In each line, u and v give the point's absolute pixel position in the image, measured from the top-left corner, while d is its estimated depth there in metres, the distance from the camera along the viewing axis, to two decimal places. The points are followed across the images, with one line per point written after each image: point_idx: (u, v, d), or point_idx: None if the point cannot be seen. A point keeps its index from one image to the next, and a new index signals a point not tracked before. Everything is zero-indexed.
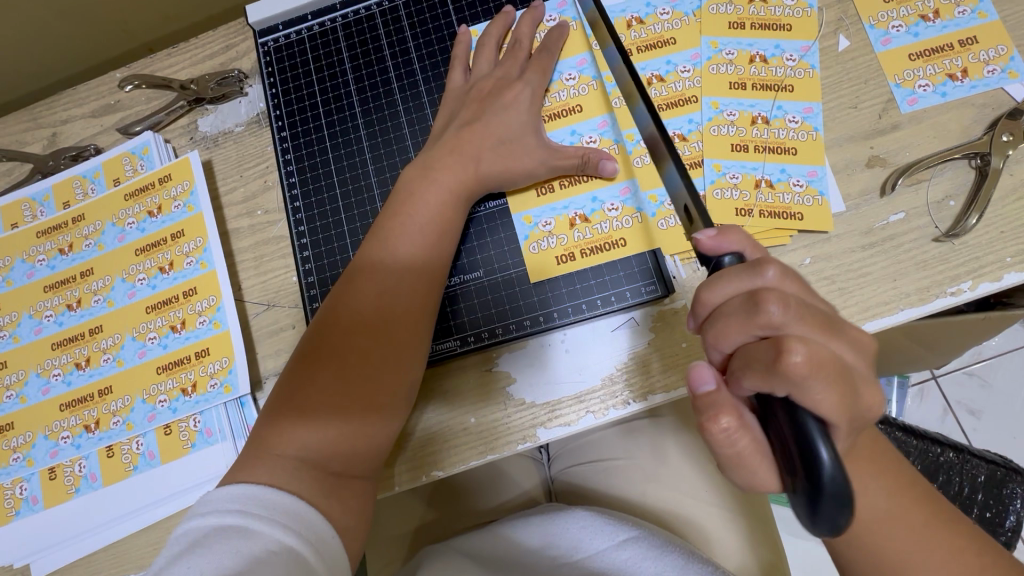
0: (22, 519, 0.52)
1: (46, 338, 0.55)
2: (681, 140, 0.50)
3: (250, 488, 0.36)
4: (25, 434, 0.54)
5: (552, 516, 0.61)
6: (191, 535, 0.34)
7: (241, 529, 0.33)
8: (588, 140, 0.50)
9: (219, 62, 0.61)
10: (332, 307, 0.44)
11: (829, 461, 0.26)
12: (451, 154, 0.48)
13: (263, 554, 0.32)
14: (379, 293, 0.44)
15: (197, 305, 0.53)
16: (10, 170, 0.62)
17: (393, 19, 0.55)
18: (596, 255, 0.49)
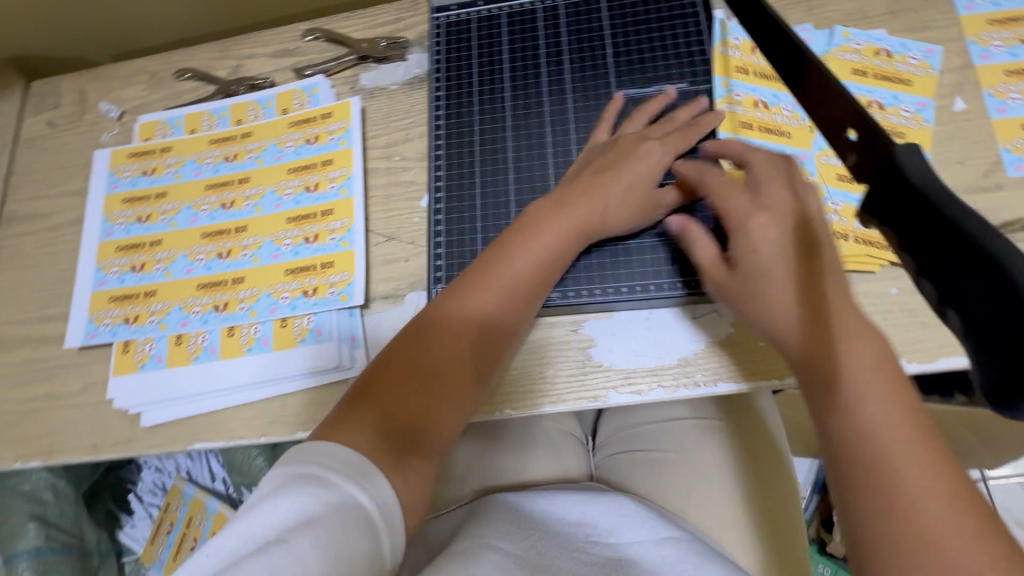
0: (144, 372, 0.60)
1: (198, 226, 0.64)
2: (794, 165, 0.53)
3: (329, 450, 0.38)
4: (162, 302, 0.62)
5: (589, 497, 0.63)
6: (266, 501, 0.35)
7: (313, 484, 0.35)
8: (793, 160, 0.53)
9: (388, 29, 0.70)
10: (396, 341, 0.46)
11: None
12: (582, 196, 0.51)
13: (330, 508, 0.35)
14: (446, 337, 0.46)
15: (330, 224, 0.61)
16: (196, 88, 0.73)
17: (552, 14, 0.61)
18: None
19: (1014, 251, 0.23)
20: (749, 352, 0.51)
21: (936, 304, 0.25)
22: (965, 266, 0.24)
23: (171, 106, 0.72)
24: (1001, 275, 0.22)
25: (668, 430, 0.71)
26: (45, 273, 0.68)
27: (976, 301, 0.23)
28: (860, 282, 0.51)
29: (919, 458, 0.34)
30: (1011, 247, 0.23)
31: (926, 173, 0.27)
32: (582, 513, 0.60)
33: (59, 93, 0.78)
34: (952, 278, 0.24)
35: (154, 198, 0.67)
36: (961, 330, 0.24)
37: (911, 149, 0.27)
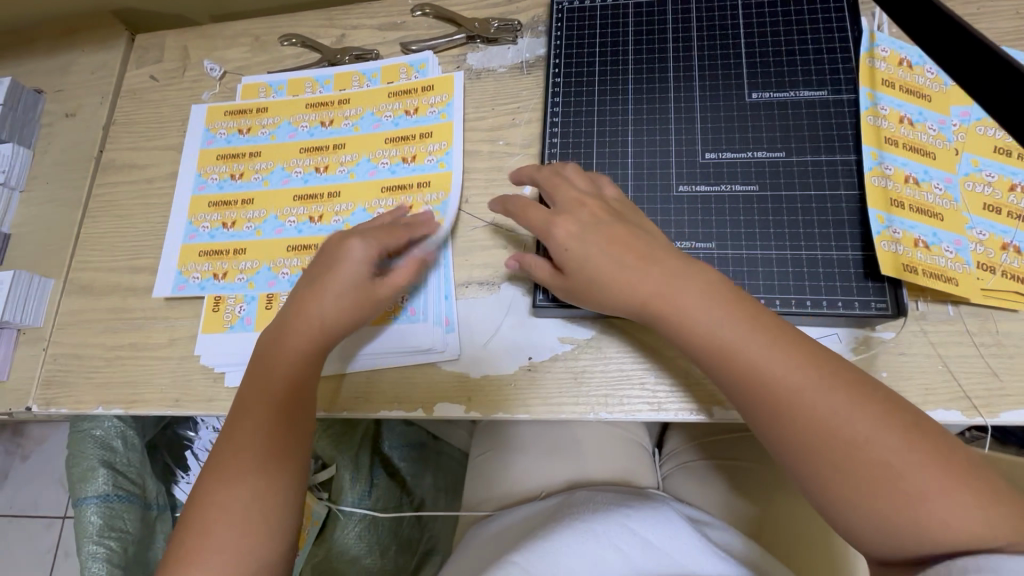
0: (232, 332, 0.60)
1: (295, 190, 0.64)
2: (941, 190, 0.49)
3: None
4: (251, 262, 0.62)
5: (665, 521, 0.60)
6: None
7: None
8: (935, 184, 0.50)
9: (500, 11, 0.68)
10: (255, 368, 0.52)
11: None
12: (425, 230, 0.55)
13: None
14: (246, 426, 0.48)
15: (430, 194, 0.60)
16: (300, 54, 0.73)
17: (684, 8, 0.58)
18: (936, 282, 0.47)
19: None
20: None
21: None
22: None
23: (274, 70, 0.72)
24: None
25: (740, 443, 0.74)
26: (139, 223, 0.69)
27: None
28: (1001, 320, 0.47)
29: (861, 423, 0.37)
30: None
31: None
32: (643, 537, 0.58)
33: (162, 48, 0.78)
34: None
35: (251, 159, 0.67)
36: None
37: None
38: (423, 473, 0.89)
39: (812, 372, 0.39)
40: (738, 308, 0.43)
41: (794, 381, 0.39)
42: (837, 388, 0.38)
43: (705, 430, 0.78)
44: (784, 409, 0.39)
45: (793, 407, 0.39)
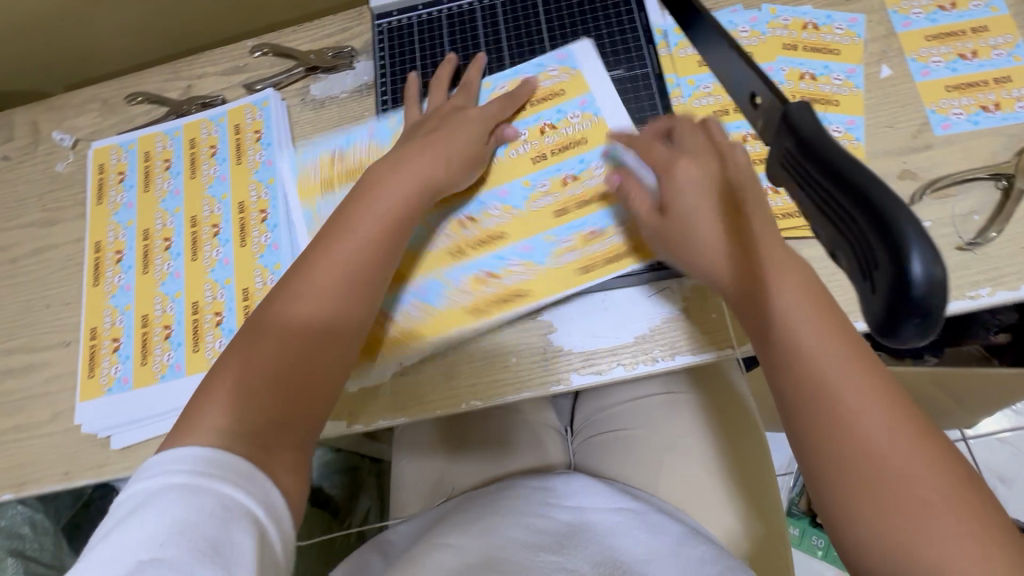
0: (111, 395, 0.60)
1: (158, 242, 0.65)
2: (752, 139, 0.55)
3: (202, 455, 0.40)
4: (116, 319, 0.62)
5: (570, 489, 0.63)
6: (133, 494, 0.38)
7: (197, 489, 0.38)
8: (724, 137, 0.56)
9: (336, 40, 0.71)
10: (294, 309, 0.49)
11: (921, 267, 0.21)
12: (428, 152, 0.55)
13: (219, 510, 0.37)
14: (299, 306, 0.49)
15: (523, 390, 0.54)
16: (150, 110, 0.73)
17: (490, 16, 0.65)
18: (787, 221, 0.52)
19: (891, 193, 0.23)
20: (703, 324, 0.52)
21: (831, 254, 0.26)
22: (842, 201, 0.24)
23: (125, 130, 0.73)
24: (872, 212, 0.23)
25: (648, 406, 0.72)
26: (9, 304, 0.68)
27: (857, 236, 0.23)
28: (804, 247, 0.52)
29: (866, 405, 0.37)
30: (880, 182, 0.23)
31: (816, 124, 0.27)
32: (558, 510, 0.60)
33: (12, 125, 0.77)
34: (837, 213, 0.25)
35: (110, 222, 0.67)
36: (850, 267, 0.24)
37: (802, 107, 0.28)
38: (360, 495, 0.91)
39: (837, 341, 0.40)
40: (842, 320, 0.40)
41: (879, 428, 0.37)
42: (844, 351, 0.39)
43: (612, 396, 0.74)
44: (819, 393, 0.39)
45: (828, 397, 0.38)
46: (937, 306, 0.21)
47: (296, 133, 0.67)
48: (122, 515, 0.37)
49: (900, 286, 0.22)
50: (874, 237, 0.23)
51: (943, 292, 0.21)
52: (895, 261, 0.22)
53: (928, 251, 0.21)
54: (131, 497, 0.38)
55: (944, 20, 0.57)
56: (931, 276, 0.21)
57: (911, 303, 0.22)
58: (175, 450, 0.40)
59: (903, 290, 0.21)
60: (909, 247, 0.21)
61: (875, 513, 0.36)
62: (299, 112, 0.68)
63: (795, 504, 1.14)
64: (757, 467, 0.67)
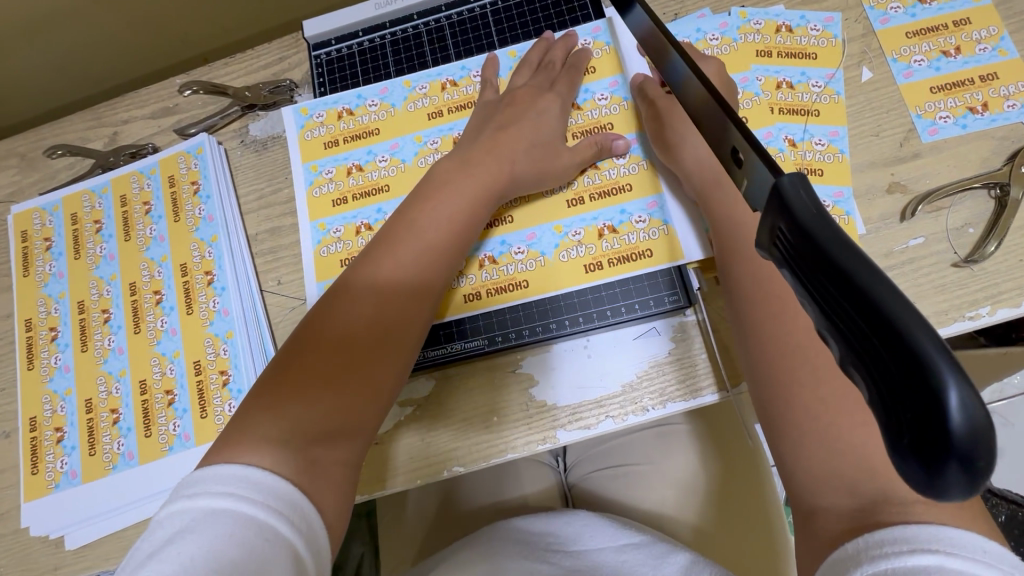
0: (60, 492, 0.54)
1: (95, 315, 0.59)
2: None
3: (240, 469, 0.34)
4: (57, 407, 0.57)
5: (565, 524, 0.62)
6: (172, 517, 0.33)
7: (236, 514, 0.32)
8: None
9: (272, 72, 0.65)
10: (357, 294, 0.44)
11: (961, 408, 0.17)
12: (487, 155, 0.50)
13: (258, 543, 0.31)
14: (361, 302, 0.44)
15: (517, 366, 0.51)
16: (74, 164, 0.66)
17: (438, 38, 0.59)
18: None
19: (914, 310, 0.19)
20: (694, 366, 0.49)
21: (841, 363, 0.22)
22: (855, 313, 0.20)
23: (48, 189, 0.66)
24: (894, 335, 0.19)
25: (642, 441, 0.69)
26: None
27: (876, 358, 0.19)
28: None
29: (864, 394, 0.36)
30: (899, 294, 0.20)
31: (815, 205, 0.23)
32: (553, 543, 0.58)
33: None
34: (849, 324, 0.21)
35: (40, 296, 0.61)
36: (867, 389, 0.20)
37: (796, 179, 0.23)
38: (350, 542, 0.86)
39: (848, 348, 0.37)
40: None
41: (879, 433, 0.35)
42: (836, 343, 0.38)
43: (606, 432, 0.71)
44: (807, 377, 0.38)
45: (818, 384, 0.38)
46: (983, 463, 0.18)
47: (238, 181, 0.61)
48: (156, 542, 0.32)
49: (938, 432, 0.18)
50: (899, 365, 0.19)
51: (988, 437, 0.18)
52: (928, 396, 0.18)
53: (966, 389, 0.18)
54: (168, 521, 0.33)
55: (923, 14, 0.53)
56: (973, 421, 0.17)
57: (949, 451, 0.18)
58: (213, 468, 0.34)
59: (940, 437, 0.18)
60: (945, 384, 0.18)
61: (849, 477, 0.35)
62: (239, 156, 0.62)
63: None
64: (762, 497, 0.64)
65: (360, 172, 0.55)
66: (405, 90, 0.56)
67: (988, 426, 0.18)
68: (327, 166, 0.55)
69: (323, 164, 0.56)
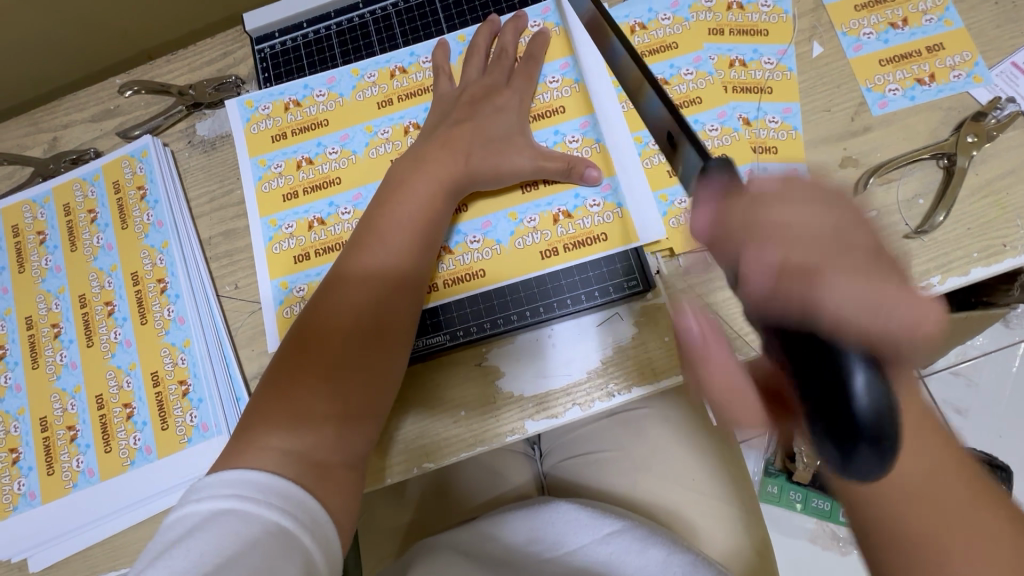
0: (19, 514, 0.53)
1: (44, 330, 0.57)
2: None
3: (242, 472, 0.37)
4: (9, 427, 0.55)
5: (538, 509, 0.62)
6: (181, 519, 0.35)
7: (239, 512, 0.35)
8: (653, 144, 0.51)
9: (217, 68, 0.62)
10: (346, 292, 0.45)
11: (862, 385, 0.26)
12: (441, 149, 0.49)
13: (260, 536, 0.34)
14: (347, 300, 0.44)
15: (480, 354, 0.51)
16: (12, 173, 0.63)
17: (385, 26, 0.58)
18: None
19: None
20: (657, 350, 0.49)
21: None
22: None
23: None
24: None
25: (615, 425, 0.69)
26: None
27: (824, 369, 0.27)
28: None
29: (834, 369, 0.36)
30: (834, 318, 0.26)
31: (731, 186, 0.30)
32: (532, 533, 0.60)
33: None
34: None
35: None
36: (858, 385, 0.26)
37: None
38: None
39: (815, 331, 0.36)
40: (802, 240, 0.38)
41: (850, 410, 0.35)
42: None
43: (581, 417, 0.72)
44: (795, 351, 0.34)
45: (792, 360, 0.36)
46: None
47: (187, 183, 0.59)
48: (165, 542, 0.34)
49: (851, 415, 0.26)
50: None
51: (889, 418, 0.26)
52: (840, 383, 0.26)
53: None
54: (176, 523, 0.35)
55: None
56: (877, 403, 0.26)
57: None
58: (217, 473, 0.37)
59: (852, 417, 0.26)
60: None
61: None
62: (187, 158, 0.60)
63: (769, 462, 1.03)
64: (734, 473, 0.66)
65: (310, 166, 0.53)
66: (353, 79, 0.55)
67: (891, 404, 0.27)
68: (276, 160, 0.54)
69: (272, 158, 0.54)
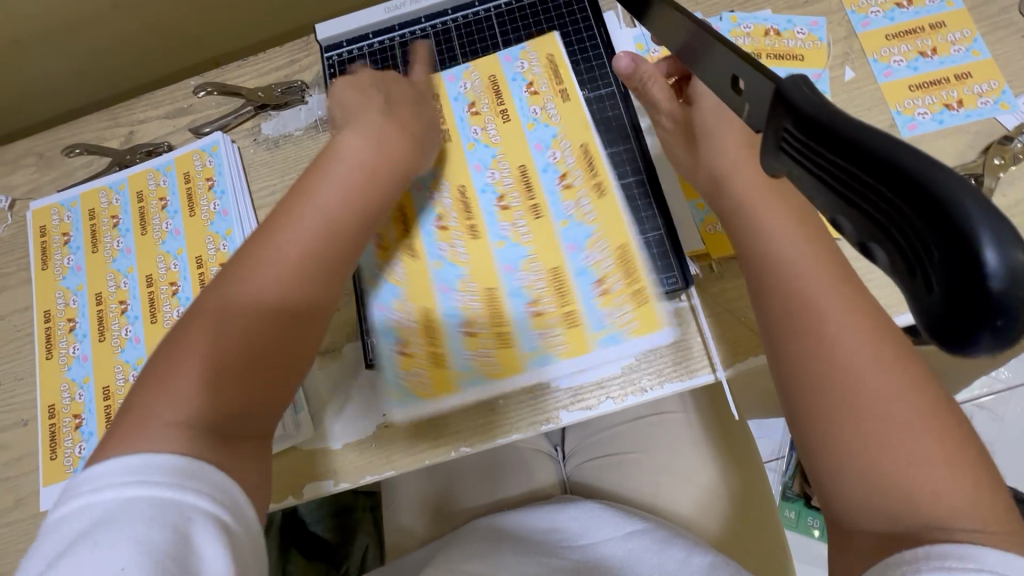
0: (78, 476, 0.56)
1: (112, 306, 0.61)
2: None
3: (144, 457, 0.33)
4: (74, 394, 0.58)
5: (560, 506, 0.65)
6: (82, 512, 0.31)
7: (154, 499, 0.31)
8: None
9: (284, 74, 0.67)
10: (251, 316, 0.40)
11: (996, 259, 0.17)
12: None
13: (179, 521, 0.31)
14: (241, 319, 0.40)
15: (550, 335, 0.52)
16: (90, 163, 0.69)
17: (444, 39, 0.64)
18: None
19: (926, 159, 0.19)
20: (688, 349, 0.51)
21: (858, 241, 0.22)
22: (839, 162, 0.21)
23: (66, 186, 0.68)
24: (910, 180, 0.19)
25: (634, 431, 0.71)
26: None
27: (904, 230, 0.19)
28: None
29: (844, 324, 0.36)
30: (922, 155, 0.19)
31: (819, 97, 0.23)
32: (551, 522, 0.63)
33: None
34: (844, 192, 0.21)
35: (58, 288, 0.63)
36: (889, 262, 0.20)
37: (797, 79, 0.24)
38: (355, 534, 0.87)
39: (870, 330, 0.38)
40: (818, 247, 0.41)
41: None
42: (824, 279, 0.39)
43: (608, 420, 0.73)
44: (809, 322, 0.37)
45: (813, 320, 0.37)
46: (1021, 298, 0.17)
47: (251, 177, 0.64)
48: (67, 539, 0.30)
49: (968, 280, 0.17)
50: (891, 202, 0.19)
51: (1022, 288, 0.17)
52: (961, 253, 0.17)
53: (1002, 231, 0.17)
54: (76, 516, 0.31)
55: (901, 18, 0.57)
56: (1011, 272, 0.17)
57: (982, 305, 0.17)
58: (121, 460, 0.33)
59: (970, 288, 0.17)
60: (976, 232, 0.17)
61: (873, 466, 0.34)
62: (252, 154, 0.65)
63: (788, 485, 1.02)
64: (754, 476, 0.67)
65: None
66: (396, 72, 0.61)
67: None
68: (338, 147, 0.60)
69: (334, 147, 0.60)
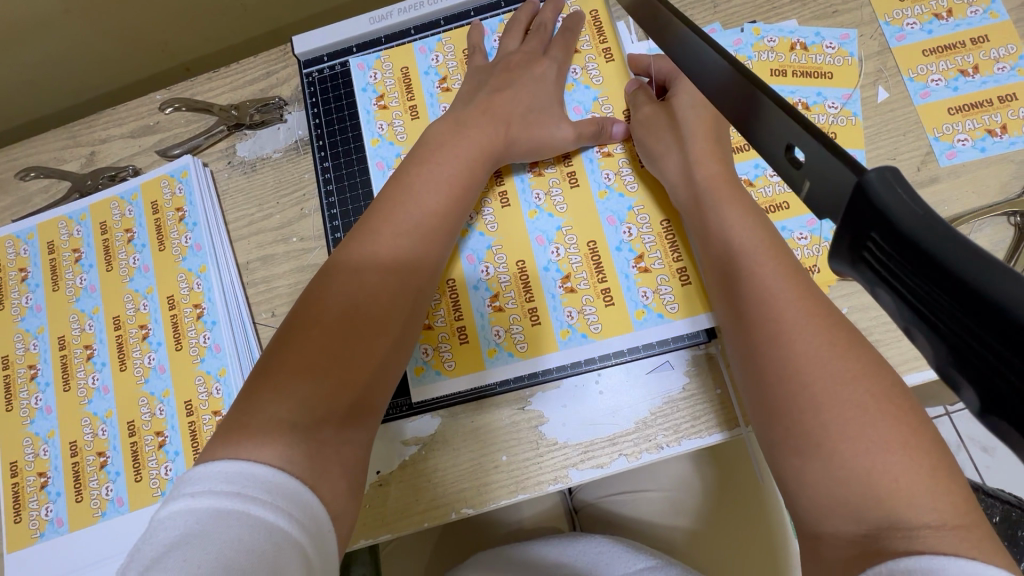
0: (45, 541, 0.52)
1: (77, 351, 0.56)
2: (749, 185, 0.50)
3: (240, 466, 0.30)
4: (39, 450, 0.54)
5: (570, 538, 0.61)
6: (173, 518, 0.28)
7: (242, 516, 0.28)
8: None
9: (259, 87, 0.61)
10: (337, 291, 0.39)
11: None
12: None
13: (267, 546, 0.27)
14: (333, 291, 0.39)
15: (510, 331, 0.50)
16: (47, 188, 0.63)
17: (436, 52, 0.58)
18: None
19: None
20: (711, 402, 0.47)
21: (972, 402, 0.19)
22: (959, 308, 0.19)
23: (21, 215, 0.62)
24: None
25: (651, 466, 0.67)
26: None
27: None
28: None
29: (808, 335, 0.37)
30: None
31: (917, 205, 0.21)
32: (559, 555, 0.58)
33: None
34: (957, 341, 0.19)
35: (16, 330, 0.57)
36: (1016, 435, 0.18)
37: (887, 178, 0.21)
38: None
39: None
40: None
41: None
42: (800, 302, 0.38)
43: None
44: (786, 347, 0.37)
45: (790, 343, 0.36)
46: None
47: (226, 206, 0.58)
48: (155, 549, 0.27)
49: None
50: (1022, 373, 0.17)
51: None
52: None
53: None
54: (166, 524, 0.28)
55: (940, 30, 0.52)
56: None
57: None
58: (206, 466, 0.30)
59: None
60: None
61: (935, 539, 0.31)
62: (226, 178, 0.59)
63: None
64: (779, 524, 0.63)
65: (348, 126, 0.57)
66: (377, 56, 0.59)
67: None
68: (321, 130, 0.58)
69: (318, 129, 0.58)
